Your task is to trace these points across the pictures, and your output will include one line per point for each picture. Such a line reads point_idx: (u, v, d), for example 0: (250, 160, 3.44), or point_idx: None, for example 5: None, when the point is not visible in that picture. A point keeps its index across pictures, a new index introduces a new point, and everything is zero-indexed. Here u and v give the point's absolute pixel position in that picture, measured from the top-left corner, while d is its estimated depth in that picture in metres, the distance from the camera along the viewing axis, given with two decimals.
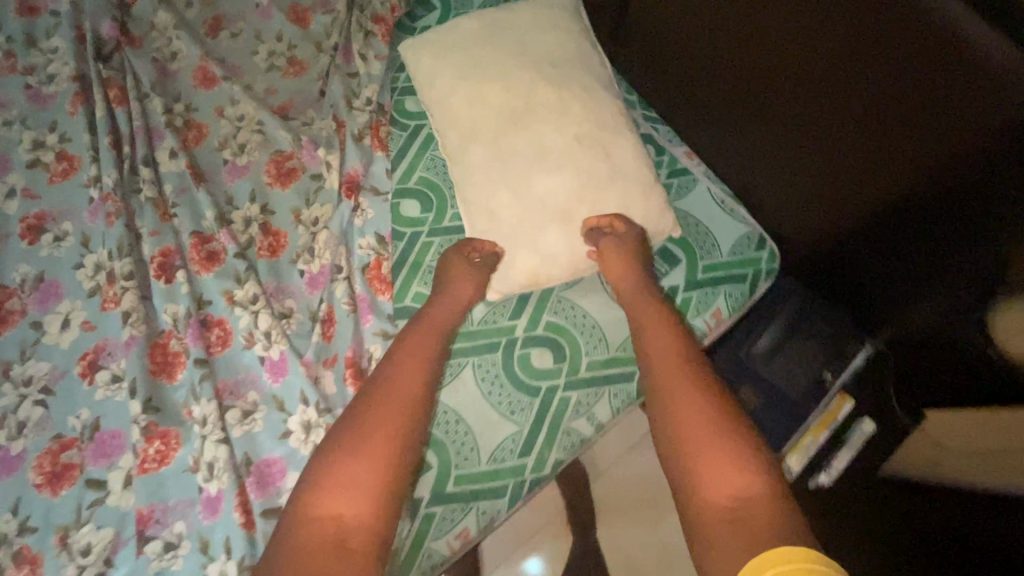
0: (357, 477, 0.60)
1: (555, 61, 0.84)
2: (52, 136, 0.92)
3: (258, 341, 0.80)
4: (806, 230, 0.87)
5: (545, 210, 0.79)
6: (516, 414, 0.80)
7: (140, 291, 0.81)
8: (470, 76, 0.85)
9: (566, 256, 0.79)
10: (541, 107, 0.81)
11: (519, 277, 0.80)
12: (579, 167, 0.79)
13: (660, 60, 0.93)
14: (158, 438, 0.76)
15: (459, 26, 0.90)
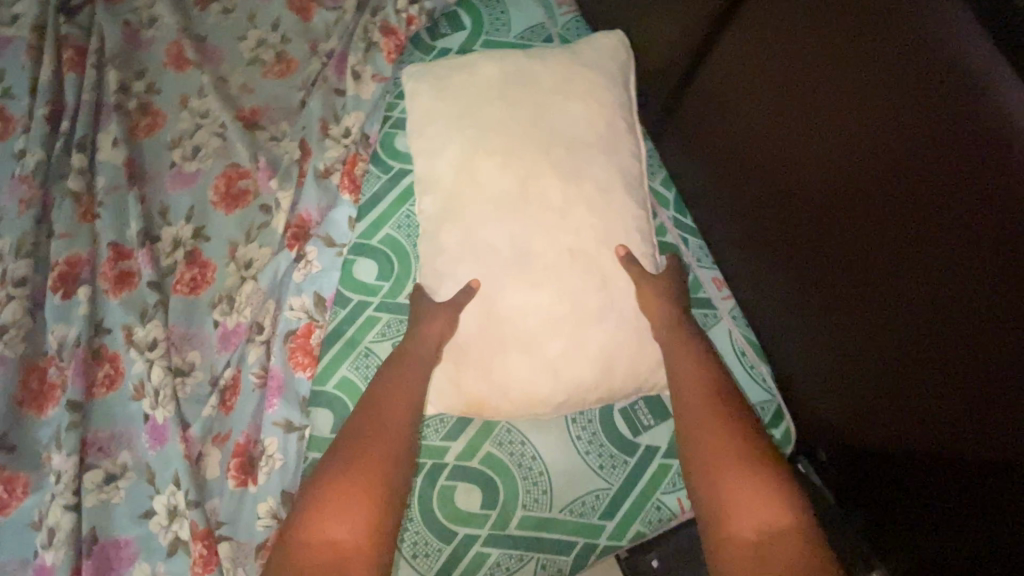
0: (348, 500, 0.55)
1: (571, 144, 0.67)
2: None
3: (146, 395, 0.67)
4: (818, 376, 0.67)
5: (510, 332, 0.63)
6: (419, 559, 0.66)
7: (31, 301, 0.70)
8: (467, 135, 0.68)
9: (521, 395, 0.63)
10: (538, 201, 0.64)
11: (462, 401, 0.65)
12: (563, 290, 0.63)
13: (692, 125, 0.75)
14: (2, 483, 0.65)
15: (475, 66, 0.71)
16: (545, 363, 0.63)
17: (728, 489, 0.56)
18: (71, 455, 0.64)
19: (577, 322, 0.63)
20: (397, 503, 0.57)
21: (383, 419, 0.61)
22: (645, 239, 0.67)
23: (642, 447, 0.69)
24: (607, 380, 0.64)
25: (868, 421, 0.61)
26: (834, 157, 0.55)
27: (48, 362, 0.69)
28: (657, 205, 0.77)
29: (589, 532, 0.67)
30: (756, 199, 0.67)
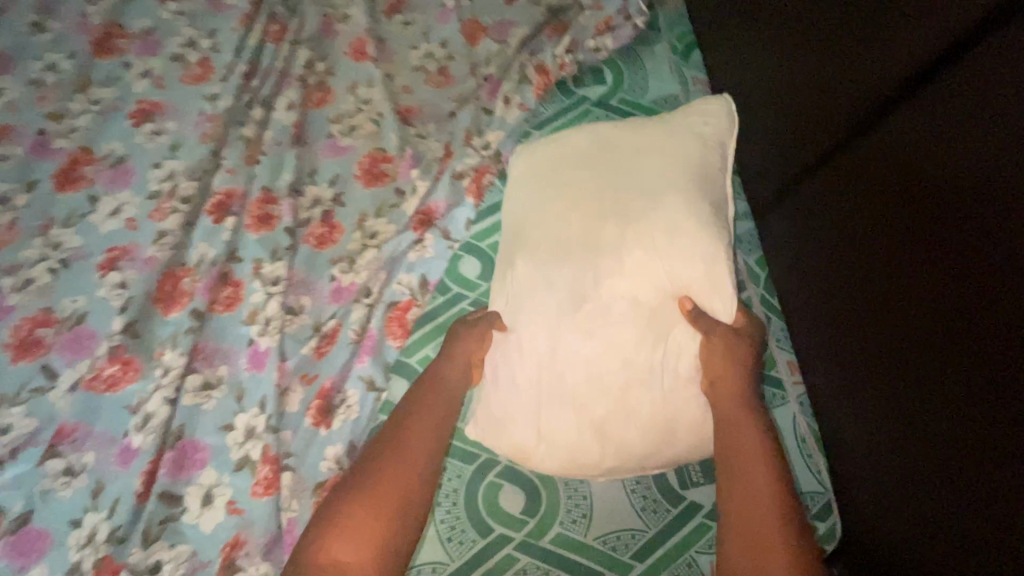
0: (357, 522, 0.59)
1: (652, 197, 0.71)
2: (206, 40, 0.94)
3: (257, 323, 0.75)
4: (845, 401, 0.69)
5: (563, 376, 0.68)
6: (452, 544, 0.69)
7: (188, 218, 0.81)
8: (547, 192, 0.76)
9: (562, 445, 0.68)
10: (609, 250, 0.70)
11: (504, 444, 0.70)
12: (620, 348, 0.67)
13: (763, 157, 0.82)
14: (119, 363, 0.73)
15: (564, 138, 0.80)
16: (592, 419, 0.67)
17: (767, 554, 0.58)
18: (182, 357, 0.73)
19: (630, 381, 0.67)
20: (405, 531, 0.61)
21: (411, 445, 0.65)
22: (717, 303, 0.69)
23: (686, 501, 0.71)
24: (658, 439, 0.68)
25: (885, 450, 0.63)
26: (885, 208, 0.59)
27: (186, 271, 0.78)
28: (748, 279, 0.84)
29: (617, 567, 0.68)
30: (816, 237, 0.71)
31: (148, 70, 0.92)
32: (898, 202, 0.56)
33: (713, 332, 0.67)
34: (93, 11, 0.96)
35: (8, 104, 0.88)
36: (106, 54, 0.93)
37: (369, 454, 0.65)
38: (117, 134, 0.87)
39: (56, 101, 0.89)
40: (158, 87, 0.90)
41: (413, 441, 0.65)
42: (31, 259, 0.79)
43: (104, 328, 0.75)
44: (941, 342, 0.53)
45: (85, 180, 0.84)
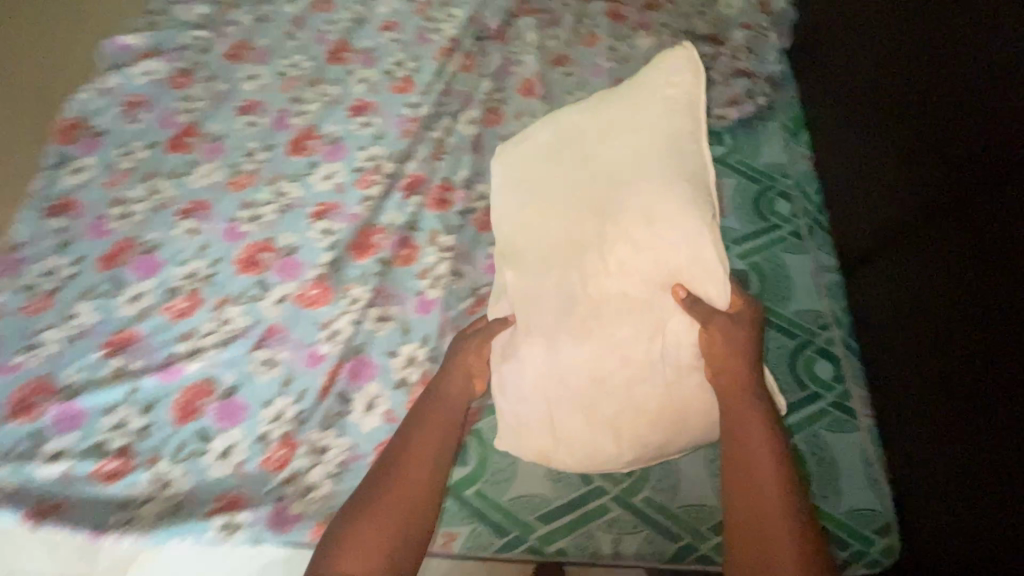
0: (369, 537, 0.66)
1: (619, 184, 0.75)
2: (411, 62, 1.19)
3: (428, 278, 0.94)
4: (905, 392, 0.83)
5: (573, 376, 0.74)
6: (558, 484, 0.82)
7: (384, 191, 1.03)
8: (525, 198, 0.82)
9: (577, 448, 0.74)
10: (592, 245, 0.74)
11: (530, 449, 0.78)
12: (622, 342, 0.72)
13: (847, 196, 1.00)
14: (320, 288, 0.93)
15: (534, 138, 0.86)
16: (596, 414, 0.74)
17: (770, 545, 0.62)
18: (367, 294, 0.92)
19: (631, 376, 0.72)
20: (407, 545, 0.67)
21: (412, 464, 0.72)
22: (711, 288, 0.71)
23: None
24: (671, 430, 0.74)
25: (941, 424, 0.76)
26: (952, 224, 0.75)
27: (376, 229, 0.99)
28: (832, 321, 0.97)
29: (695, 535, 0.80)
30: (892, 256, 0.88)
31: (365, 78, 1.17)
32: (964, 219, 0.73)
33: (709, 323, 0.70)
34: (330, 29, 1.23)
35: (260, 86, 1.14)
36: (336, 61, 1.19)
37: (374, 470, 0.73)
38: (336, 119, 1.11)
39: (295, 89, 1.15)
40: (372, 91, 1.15)
41: (414, 459, 0.73)
42: (263, 200, 1.01)
43: (310, 260, 0.95)
44: (992, 319, 0.68)
45: (310, 149, 1.07)
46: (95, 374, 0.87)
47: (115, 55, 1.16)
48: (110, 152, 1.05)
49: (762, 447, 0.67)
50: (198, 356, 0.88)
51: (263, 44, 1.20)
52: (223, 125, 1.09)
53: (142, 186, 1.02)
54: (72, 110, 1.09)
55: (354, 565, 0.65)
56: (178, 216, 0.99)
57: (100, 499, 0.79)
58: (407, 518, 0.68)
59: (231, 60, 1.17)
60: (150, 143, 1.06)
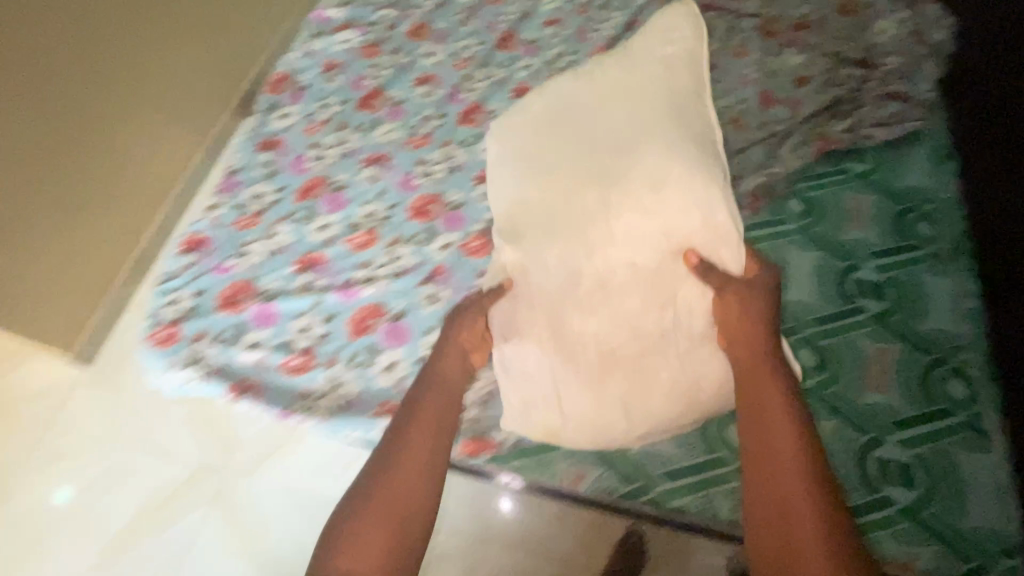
0: (370, 539, 0.70)
1: (623, 150, 0.82)
2: (570, 56, 1.30)
3: None
4: None
5: (581, 348, 0.82)
6: (684, 448, 0.90)
7: None
8: (526, 171, 0.89)
9: (585, 420, 0.83)
10: (602, 214, 0.82)
11: (541, 426, 0.86)
12: (631, 316, 0.81)
13: (999, 216, 1.01)
14: (479, 240, 1.04)
15: (530, 109, 0.94)
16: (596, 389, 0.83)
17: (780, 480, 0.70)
18: None
19: (645, 346, 0.82)
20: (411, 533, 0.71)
21: (401, 472, 0.74)
22: (723, 254, 0.81)
23: (882, 494, 0.87)
24: (683, 398, 0.84)
25: None
26: None
27: None
28: (970, 343, 0.97)
29: None
30: None
31: (528, 65, 1.29)
32: None
33: (725, 290, 0.80)
34: (499, 19, 1.36)
35: (436, 62, 1.29)
36: (503, 47, 1.31)
37: (376, 456, 0.77)
38: (502, 98, 1.23)
39: (466, 68, 1.28)
40: (533, 77, 1.27)
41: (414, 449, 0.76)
42: (435, 159, 1.14)
43: (474, 216, 1.07)
44: None
45: (478, 120, 1.20)
46: (288, 285, 1.02)
47: (318, 24, 1.34)
48: (310, 105, 1.22)
49: (774, 394, 0.76)
50: (373, 283, 1.01)
51: (440, 26, 1.34)
52: (404, 92, 1.24)
53: (334, 135, 1.17)
54: (283, 66, 1.27)
55: (360, 555, 0.69)
56: (363, 164, 1.14)
57: (286, 387, 0.94)
58: (411, 504, 0.73)
59: (413, 37, 1.32)
60: (343, 100, 1.22)
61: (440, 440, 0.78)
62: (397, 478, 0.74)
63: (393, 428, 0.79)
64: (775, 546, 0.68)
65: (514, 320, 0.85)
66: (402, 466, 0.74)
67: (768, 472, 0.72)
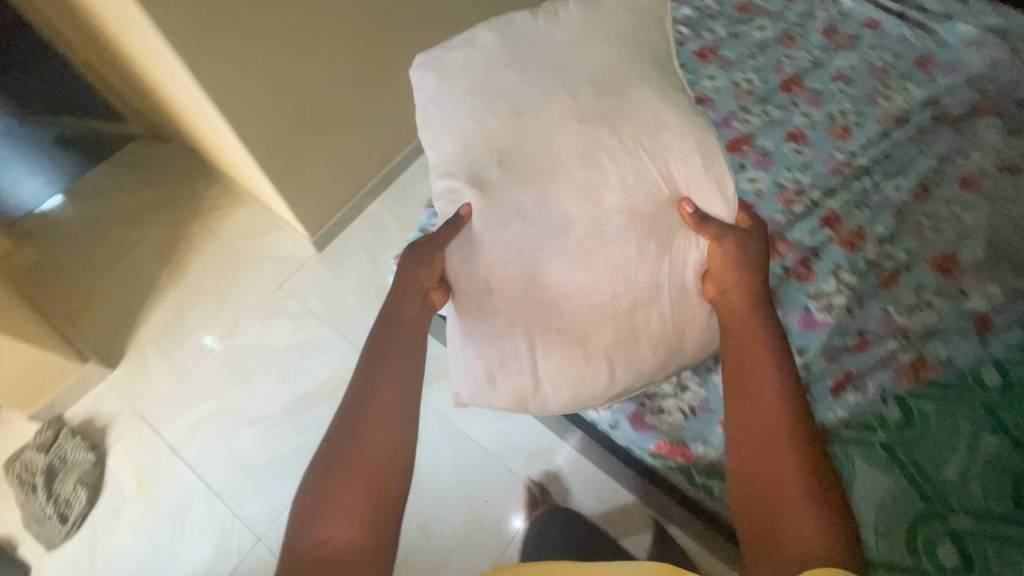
0: (344, 503, 0.72)
1: (594, 98, 0.99)
2: (854, 115, 1.28)
3: (819, 300, 1.03)
4: None
5: (564, 306, 0.95)
6: (883, 543, 0.86)
7: (803, 211, 1.13)
8: (484, 115, 1.02)
9: (571, 378, 0.97)
10: (578, 163, 0.96)
11: (510, 392, 1.00)
12: (621, 267, 0.95)
13: None
14: None
15: (477, 52, 1.09)
16: (587, 342, 0.95)
17: (752, 382, 0.80)
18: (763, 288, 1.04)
19: (635, 299, 0.95)
20: (388, 496, 0.75)
21: (372, 421, 0.78)
22: (717, 208, 0.98)
23: None
24: (670, 344, 0.99)
25: None
26: None
27: (784, 239, 1.10)
28: None
29: None
30: None
31: (808, 113, 1.30)
32: None
33: (722, 239, 0.94)
34: (787, 62, 1.39)
35: (715, 87, 1.35)
36: (786, 90, 1.34)
37: (342, 425, 0.78)
38: (773, 137, 1.26)
39: (744, 100, 1.32)
40: (811, 126, 1.27)
41: (375, 417, 0.78)
42: None
43: None
44: None
45: (744, 151, 1.24)
46: None
47: None
48: None
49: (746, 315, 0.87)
50: None
51: (728, 55, 1.41)
52: None
53: None
54: None
55: (339, 524, 0.70)
56: None
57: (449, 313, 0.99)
58: (387, 465, 0.76)
59: (700, 58, 1.41)
60: None
61: (405, 392, 0.82)
62: (366, 435, 0.76)
63: (354, 380, 0.82)
64: (752, 444, 0.76)
65: (477, 269, 0.95)
66: (372, 419, 0.78)
67: (741, 378, 0.81)
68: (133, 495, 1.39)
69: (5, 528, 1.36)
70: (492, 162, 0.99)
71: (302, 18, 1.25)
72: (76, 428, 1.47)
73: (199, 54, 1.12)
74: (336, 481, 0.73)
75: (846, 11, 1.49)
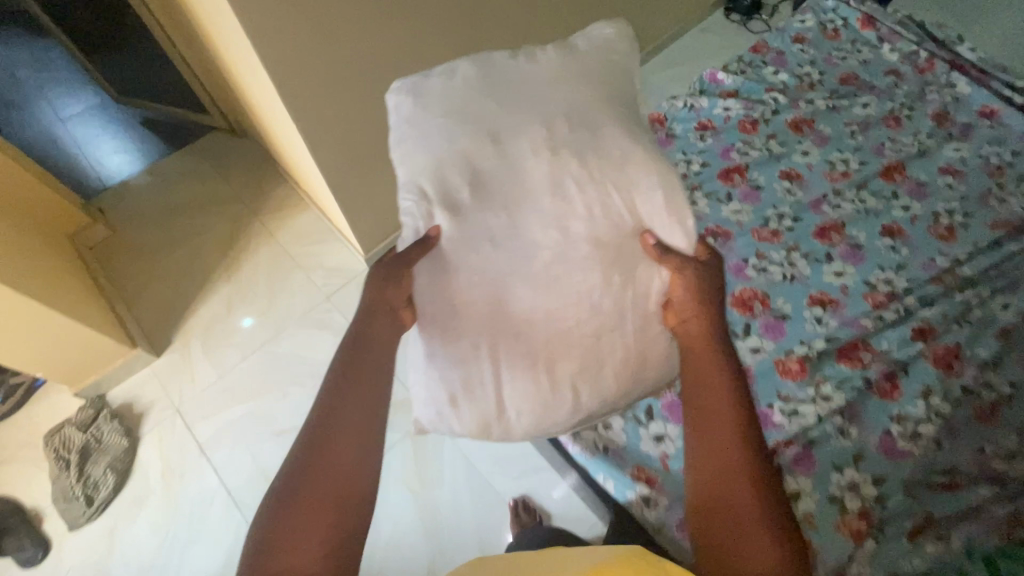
0: (298, 549, 0.62)
1: (591, 129, 0.82)
2: (961, 217, 1.17)
3: (902, 424, 0.92)
4: None
5: (528, 332, 0.83)
6: None
7: (893, 318, 1.03)
8: (459, 132, 0.83)
9: (531, 407, 0.85)
10: (547, 191, 0.81)
11: (473, 418, 0.87)
12: (587, 295, 0.83)
13: None
14: (794, 362, 0.99)
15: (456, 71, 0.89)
16: (550, 366, 0.84)
17: (708, 413, 0.69)
18: (840, 401, 0.95)
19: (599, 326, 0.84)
20: (349, 540, 0.65)
21: (332, 452, 0.68)
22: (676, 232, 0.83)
23: None
24: (626, 375, 0.88)
25: None
26: None
27: (869, 347, 1.00)
28: None
29: None
30: None
31: (909, 207, 1.19)
32: None
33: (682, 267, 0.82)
34: (890, 146, 1.30)
35: (808, 163, 1.26)
36: (887, 177, 1.24)
37: (301, 459, 0.67)
38: (867, 228, 1.16)
39: (838, 183, 1.23)
40: (911, 221, 1.17)
41: (338, 449, 0.68)
42: (774, 260, 1.12)
43: (797, 335, 1.03)
44: None
45: (833, 239, 1.14)
46: None
47: (707, 84, 1.41)
48: (675, 153, 1.28)
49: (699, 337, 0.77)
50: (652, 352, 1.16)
51: (824, 129, 1.32)
52: (765, 178, 1.24)
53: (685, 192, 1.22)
54: (663, 109, 1.36)
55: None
56: (705, 232, 1.16)
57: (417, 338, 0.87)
58: (349, 505, 0.66)
59: (794, 130, 1.32)
60: (706, 162, 1.26)
61: (371, 414, 0.71)
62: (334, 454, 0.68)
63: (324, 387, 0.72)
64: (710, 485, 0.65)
65: (440, 293, 0.82)
66: (339, 437, 0.69)
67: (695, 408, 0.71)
68: (157, 488, 1.40)
69: (34, 500, 1.39)
70: (465, 183, 0.82)
71: (387, 38, 1.19)
72: (115, 411, 1.50)
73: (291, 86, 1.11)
74: (289, 526, 0.63)
75: (961, 95, 1.39)
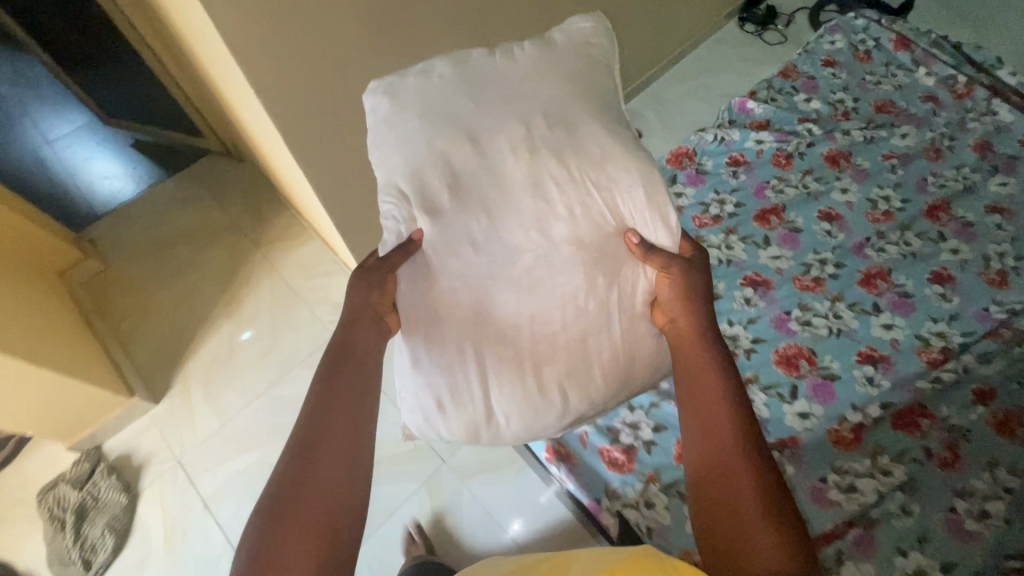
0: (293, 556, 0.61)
1: (570, 130, 0.83)
2: (1012, 260, 1.11)
3: (966, 501, 0.86)
4: None
5: (514, 335, 0.84)
6: None
7: (951, 380, 0.96)
8: (438, 133, 0.82)
9: (516, 411, 0.85)
10: (528, 191, 0.82)
11: (461, 422, 0.85)
12: (572, 297, 0.84)
13: None
14: (848, 431, 0.93)
15: (432, 65, 0.89)
16: (541, 368, 0.85)
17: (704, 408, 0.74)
18: (901, 476, 0.88)
19: (586, 329, 0.85)
20: (346, 541, 0.65)
21: (326, 453, 0.68)
22: (660, 236, 0.85)
23: None
24: (620, 373, 0.88)
25: None
26: None
27: (926, 412, 0.93)
28: None
29: None
30: None
31: (957, 251, 1.12)
32: None
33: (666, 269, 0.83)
34: (933, 180, 1.23)
35: (847, 201, 1.19)
36: (931, 217, 1.17)
37: (292, 462, 0.67)
38: (914, 275, 1.09)
39: (881, 224, 1.16)
40: (960, 266, 1.10)
41: (329, 447, 0.69)
42: (817, 311, 1.05)
43: (848, 399, 0.96)
44: None
45: (880, 289, 1.07)
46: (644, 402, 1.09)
47: (736, 113, 1.34)
48: (706, 193, 1.21)
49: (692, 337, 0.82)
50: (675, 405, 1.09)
51: (862, 164, 1.24)
52: (804, 219, 1.16)
53: (720, 236, 1.14)
54: (691, 142, 1.28)
55: None
56: (742, 281, 1.09)
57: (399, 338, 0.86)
58: (343, 505, 0.67)
59: (831, 164, 1.24)
60: (740, 202, 1.19)
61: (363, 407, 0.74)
62: (322, 467, 0.67)
63: (308, 399, 0.72)
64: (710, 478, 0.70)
65: (426, 295, 0.83)
66: (332, 440, 0.69)
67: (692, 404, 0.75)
68: (159, 548, 1.33)
69: (28, 563, 1.32)
70: (443, 186, 0.81)
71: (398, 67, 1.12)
72: (112, 465, 1.43)
73: (297, 119, 1.03)
74: (285, 529, 0.63)
75: (1004, 124, 1.31)
